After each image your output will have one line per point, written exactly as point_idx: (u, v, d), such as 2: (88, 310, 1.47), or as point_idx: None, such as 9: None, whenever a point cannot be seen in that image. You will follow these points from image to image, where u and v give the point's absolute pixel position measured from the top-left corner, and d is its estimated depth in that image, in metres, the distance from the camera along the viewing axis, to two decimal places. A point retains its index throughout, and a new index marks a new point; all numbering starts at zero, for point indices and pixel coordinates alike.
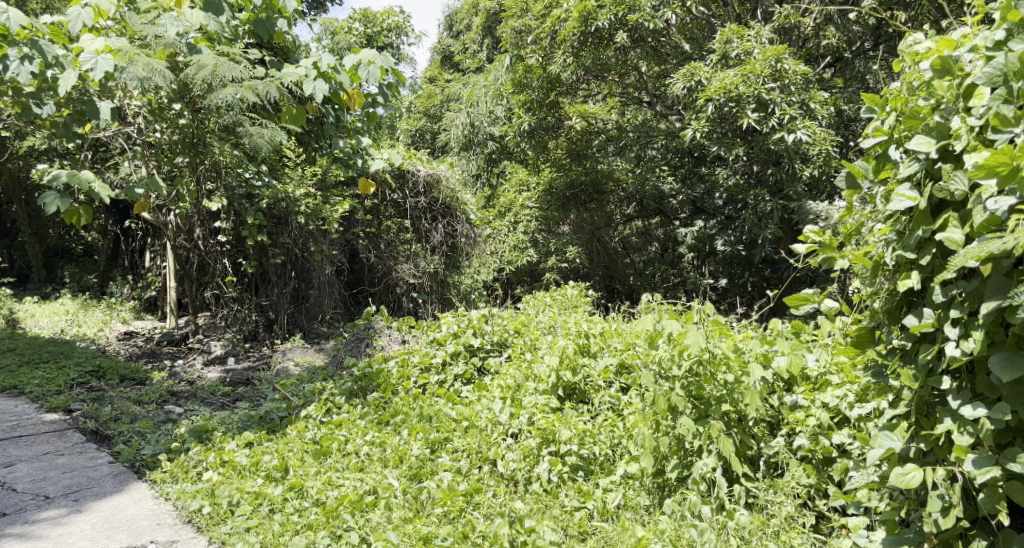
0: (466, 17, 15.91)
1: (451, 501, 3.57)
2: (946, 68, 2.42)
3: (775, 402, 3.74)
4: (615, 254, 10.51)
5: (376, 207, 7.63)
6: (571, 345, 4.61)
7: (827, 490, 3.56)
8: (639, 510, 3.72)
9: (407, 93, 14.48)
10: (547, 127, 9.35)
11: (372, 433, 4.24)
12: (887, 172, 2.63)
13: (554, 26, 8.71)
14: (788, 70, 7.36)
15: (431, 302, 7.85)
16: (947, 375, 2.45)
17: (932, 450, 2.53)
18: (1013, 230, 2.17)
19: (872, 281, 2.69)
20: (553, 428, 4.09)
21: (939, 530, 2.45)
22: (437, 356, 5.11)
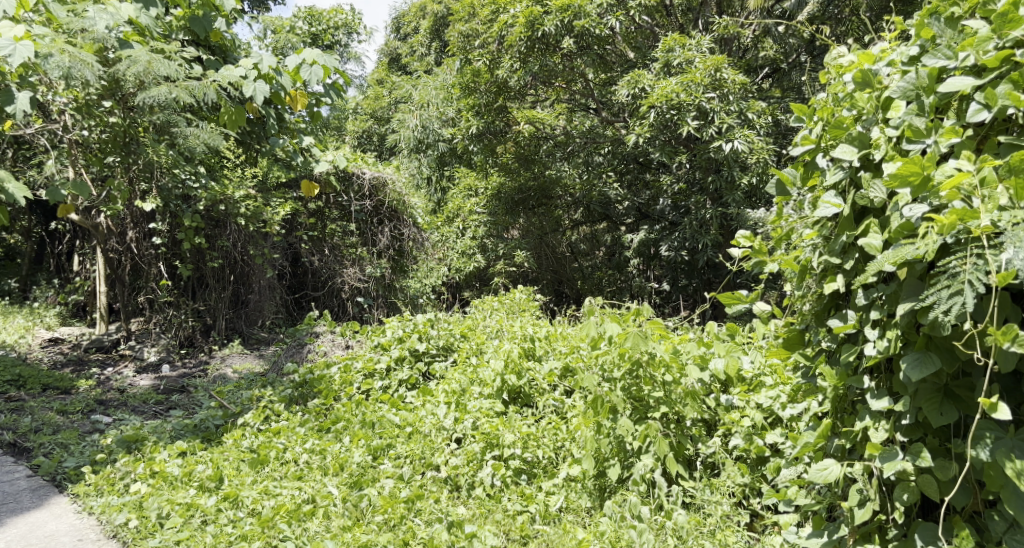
0: (414, 19, 15.90)
1: (392, 509, 3.55)
2: (866, 81, 2.52)
3: (711, 403, 3.85)
4: (563, 259, 10.59)
5: (320, 210, 7.54)
6: (515, 349, 4.66)
7: (761, 489, 3.65)
8: (580, 512, 3.75)
9: (353, 94, 14.37)
10: (494, 132, 9.41)
11: (311, 441, 4.20)
12: (814, 180, 2.72)
13: (501, 31, 8.75)
14: (727, 80, 7.54)
15: (377, 307, 7.78)
16: (868, 375, 2.54)
17: (854, 447, 2.63)
18: (925, 236, 2.25)
19: (801, 286, 2.80)
20: (497, 433, 4.11)
21: (858, 523, 2.58)
22: (381, 361, 5.11)
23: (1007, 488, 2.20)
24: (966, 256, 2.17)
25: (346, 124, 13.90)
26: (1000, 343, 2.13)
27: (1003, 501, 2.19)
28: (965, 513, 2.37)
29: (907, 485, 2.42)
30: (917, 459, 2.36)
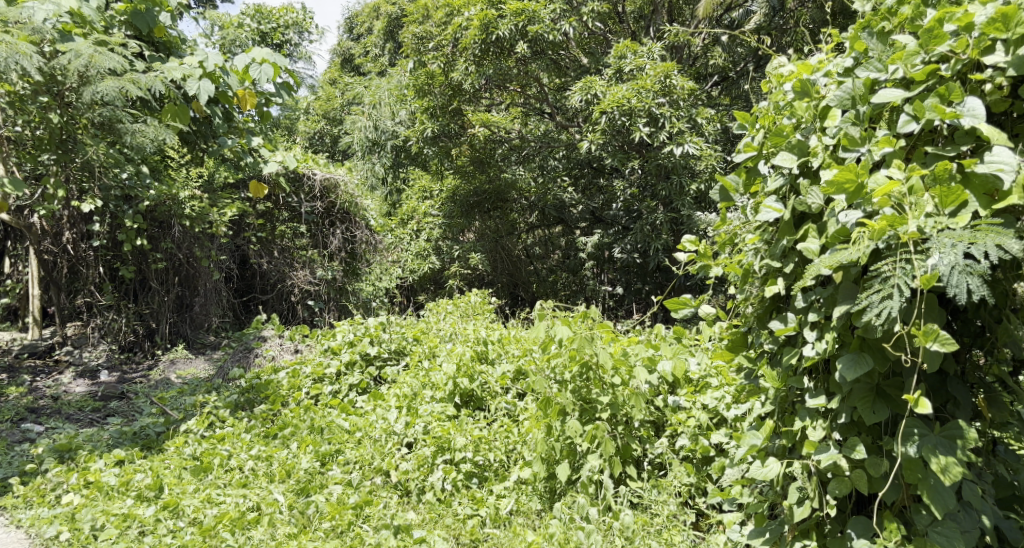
0: (368, 20, 15.76)
1: (340, 515, 3.52)
2: (805, 90, 2.58)
3: (659, 404, 3.92)
4: (518, 262, 10.60)
5: (269, 211, 7.44)
6: (468, 352, 4.68)
7: (706, 488, 3.72)
8: (530, 515, 3.75)
9: (305, 95, 14.17)
10: (449, 134, 9.38)
11: (257, 447, 4.13)
12: (756, 186, 2.78)
13: (455, 33, 8.76)
14: (676, 86, 7.69)
15: (328, 310, 7.68)
16: (807, 375, 2.61)
17: (794, 446, 2.70)
18: (857, 242, 2.31)
19: (743, 289, 2.86)
20: (448, 436, 4.10)
21: (796, 520, 2.65)
22: (331, 365, 5.07)
23: (928, 482, 2.27)
24: (896, 262, 2.23)
25: (298, 124, 13.69)
26: (924, 343, 2.19)
27: (926, 495, 2.27)
28: (895, 508, 2.44)
29: (841, 478, 2.48)
30: (851, 454, 2.42)
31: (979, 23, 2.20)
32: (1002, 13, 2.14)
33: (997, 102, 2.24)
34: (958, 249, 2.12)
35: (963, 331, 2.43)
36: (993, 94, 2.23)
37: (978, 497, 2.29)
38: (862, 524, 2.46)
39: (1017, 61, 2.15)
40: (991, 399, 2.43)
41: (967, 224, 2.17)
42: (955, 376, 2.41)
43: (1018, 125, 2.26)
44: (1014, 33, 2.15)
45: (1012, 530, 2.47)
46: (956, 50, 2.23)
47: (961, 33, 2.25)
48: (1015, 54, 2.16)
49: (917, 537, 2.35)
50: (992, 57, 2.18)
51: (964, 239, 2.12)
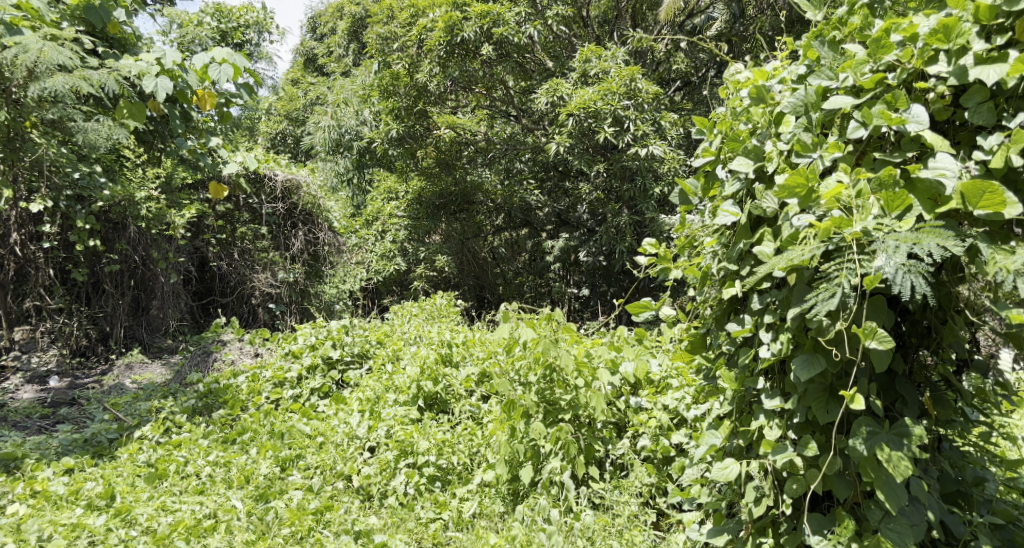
0: (331, 20, 15.61)
1: (299, 521, 3.49)
2: (761, 96, 2.61)
3: (621, 405, 3.95)
4: (485, 264, 10.60)
5: (229, 213, 7.34)
6: (432, 355, 4.67)
7: (666, 488, 3.76)
8: (493, 517, 3.74)
9: (266, 95, 13.97)
10: (414, 136, 9.33)
11: (215, 453, 4.08)
12: (714, 190, 2.81)
13: (420, 34, 8.72)
14: (641, 90, 7.75)
15: (290, 313, 7.58)
16: (763, 376, 2.64)
17: (751, 445, 2.73)
18: (807, 244, 2.35)
19: (702, 291, 2.89)
20: (411, 440, 4.10)
21: (753, 518, 2.68)
22: (292, 370, 5.02)
23: (881, 479, 2.30)
24: (845, 264, 2.27)
25: (259, 125, 13.49)
26: (864, 341, 2.24)
27: (880, 488, 2.30)
28: (847, 504, 2.49)
29: (796, 477, 2.51)
30: (804, 452, 2.45)
31: (923, 34, 2.28)
32: (944, 24, 2.22)
33: (940, 111, 2.30)
34: (903, 250, 2.16)
35: (911, 332, 2.48)
36: (937, 103, 2.29)
37: (925, 492, 2.34)
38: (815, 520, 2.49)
39: (959, 71, 2.23)
40: (936, 398, 2.49)
41: (911, 227, 2.22)
42: (903, 376, 2.46)
43: (961, 133, 2.32)
44: (955, 44, 2.23)
45: (957, 524, 2.53)
46: (902, 60, 2.30)
47: (906, 44, 2.31)
48: (957, 64, 2.23)
49: (868, 533, 2.38)
50: (936, 66, 2.26)
51: (908, 240, 2.17)
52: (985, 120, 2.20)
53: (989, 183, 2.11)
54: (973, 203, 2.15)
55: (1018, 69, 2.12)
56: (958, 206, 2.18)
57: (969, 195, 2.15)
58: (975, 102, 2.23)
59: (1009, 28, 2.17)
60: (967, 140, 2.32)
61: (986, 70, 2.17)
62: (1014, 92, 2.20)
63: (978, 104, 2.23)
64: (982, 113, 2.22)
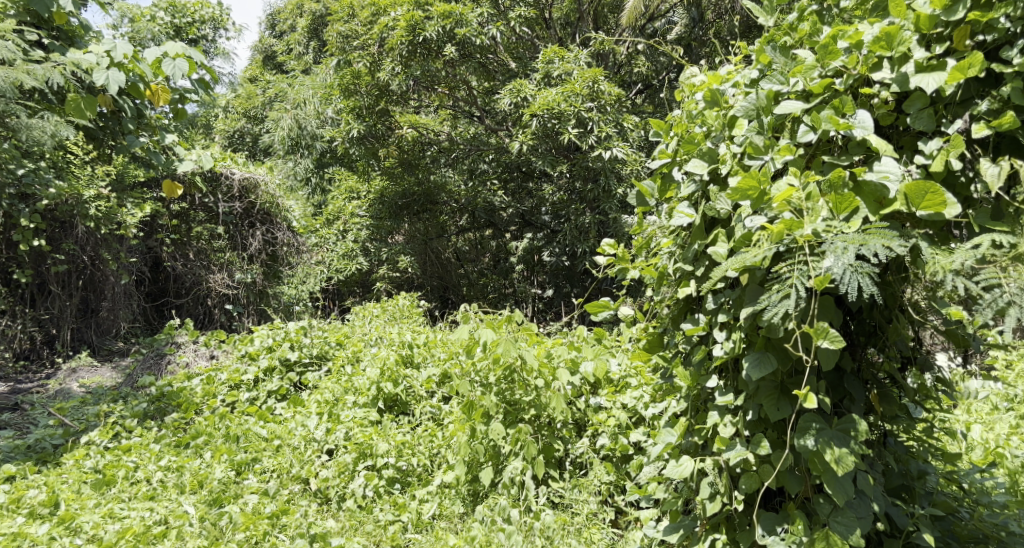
0: (291, 17, 15.41)
1: (254, 525, 3.43)
2: (715, 99, 2.64)
3: (581, 404, 3.97)
4: (449, 265, 10.55)
5: (184, 212, 7.18)
6: (392, 356, 4.64)
7: (625, 486, 3.78)
8: (453, 518, 3.73)
9: (223, 92, 13.74)
10: (376, 135, 9.25)
11: (167, 457, 4.00)
12: (670, 192, 2.83)
13: (381, 33, 8.66)
14: (604, 91, 7.79)
15: (246, 315, 7.46)
16: (717, 374, 2.67)
17: (705, 443, 2.76)
18: (759, 245, 2.38)
19: (659, 291, 2.91)
20: (370, 442, 4.08)
21: (707, 514, 2.71)
22: (248, 372, 4.94)
23: (829, 473, 2.34)
24: (796, 264, 2.30)
25: (215, 122, 13.24)
26: (814, 340, 2.26)
27: (828, 483, 2.34)
28: (797, 500, 2.51)
29: (749, 474, 2.54)
30: (757, 449, 2.48)
31: (867, 42, 2.34)
32: (887, 32, 2.27)
33: (884, 115, 2.35)
34: (850, 251, 2.19)
35: (859, 331, 2.52)
36: (881, 108, 2.34)
37: (871, 485, 2.39)
38: (766, 516, 2.52)
39: (901, 78, 2.28)
40: (883, 394, 2.55)
41: (858, 228, 2.25)
42: (851, 373, 2.50)
43: (904, 138, 2.37)
44: (897, 51, 2.28)
45: (901, 517, 2.59)
46: (848, 66, 2.35)
47: (852, 50, 2.37)
48: (899, 71, 2.29)
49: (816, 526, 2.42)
50: (880, 73, 2.31)
51: (856, 241, 2.20)
52: (926, 125, 2.26)
53: (930, 184, 2.17)
54: (916, 203, 2.21)
55: (956, 77, 2.18)
56: (902, 208, 2.23)
57: (912, 197, 2.21)
58: (917, 108, 2.29)
59: (947, 38, 2.25)
60: (910, 145, 2.37)
61: (926, 77, 2.23)
62: (952, 99, 2.27)
63: (919, 110, 2.29)
64: (923, 119, 2.27)
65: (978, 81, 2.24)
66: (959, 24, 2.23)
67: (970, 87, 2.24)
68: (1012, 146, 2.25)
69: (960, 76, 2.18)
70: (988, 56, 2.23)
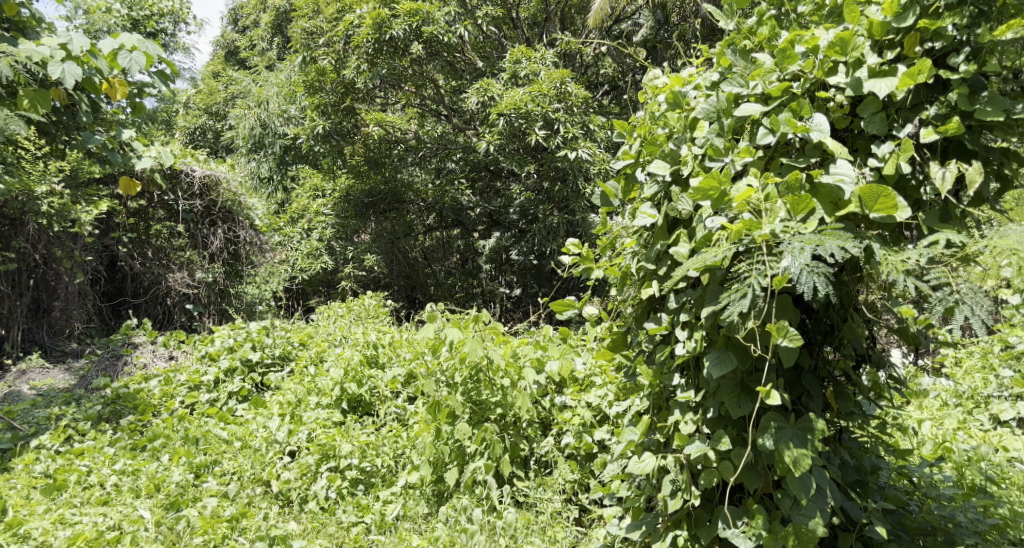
0: (254, 12, 15.20)
1: (212, 529, 3.37)
2: (677, 101, 2.65)
3: (547, 403, 3.97)
4: (416, 264, 10.49)
5: (143, 210, 7.04)
6: (357, 356, 4.60)
7: (589, 484, 3.77)
8: (417, 519, 3.69)
9: (184, 87, 13.53)
10: (342, 132, 9.15)
11: (122, 461, 3.91)
12: (633, 192, 2.83)
13: (347, 30, 8.59)
14: (571, 93, 7.83)
15: (208, 314, 7.32)
16: (679, 372, 2.69)
17: (667, 441, 2.77)
18: (720, 245, 2.39)
19: (622, 290, 2.91)
20: (333, 444, 4.03)
21: (669, 511, 2.71)
22: (208, 373, 4.84)
23: (787, 469, 2.36)
24: (755, 264, 2.31)
25: (175, 118, 13.03)
26: (775, 338, 2.28)
27: (787, 478, 2.36)
28: (758, 495, 2.54)
29: (710, 471, 2.55)
30: (718, 446, 2.49)
31: (823, 47, 2.35)
32: (841, 37, 2.30)
33: (839, 119, 2.38)
34: (807, 251, 2.20)
35: (816, 329, 2.54)
36: (836, 111, 2.37)
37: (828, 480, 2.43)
38: (725, 511, 2.53)
39: (855, 82, 2.31)
40: (838, 392, 2.57)
41: (814, 228, 2.27)
42: (808, 371, 2.52)
43: (858, 141, 2.40)
44: (851, 57, 2.31)
45: (856, 511, 2.63)
46: (805, 70, 2.38)
47: (808, 55, 2.39)
48: (853, 76, 2.32)
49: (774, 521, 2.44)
50: (835, 77, 2.34)
51: (812, 241, 2.21)
52: (879, 129, 2.29)
53: (883, 187, 2.20)
54: (870, 206, 2.24)
55: (907, 82, 2.22)
56: (856, 209, 2.26)
57: (865, 199, 2.24)
58: (870, 112, 2.31)
59: (898, 44, 2.29)
60: (864, 148, 2.40)
61: (878, 82, 2.26)
62: (903, 104, 2.31)
63: (872, 114, 2.31)
64: (876, 123, 2.30)
65: (927, 86, 2.30)
66: (909, 31, 2.27)
67: (920, 92, 2.29)
68: (958, 150, 2.31)
69: (910, 82, 2.22)
70: (936, 63, 2.30)
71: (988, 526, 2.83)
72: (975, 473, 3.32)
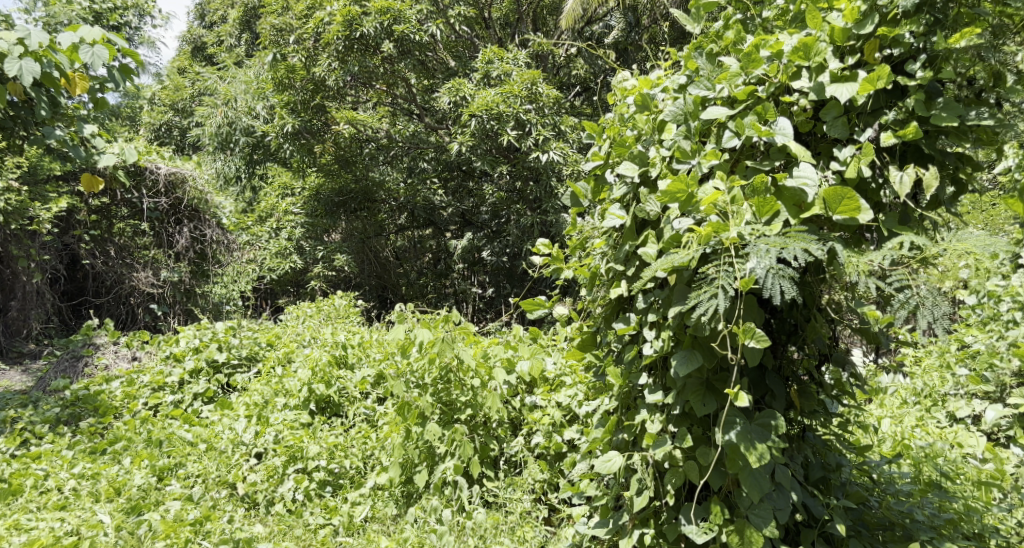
0: (221, 8, 15.01)
1: (175, 533, 3.29)
2: (645, 104, 2.65)
3: (517, 403, 3.96)
4: (388, 264, 10.44)
5: (106, 208, 6.89)
6: (325, 357, 4.55)
7: (558, 483, 3.76)
8: (386, 520, 3.65)
9: (149, 83, 13.32)
10: (312, 130, 9.03)
11: (81, 465, 3.84)
12: (603, 194, 2.82)
13: (317, 27, 8.50)
14: (542, 94, 7.84)
15: (173, 315, 7.21)
16: (647, 371, 2.68)
17: (635, 440, 2.76)
18: (688, 247, 2.37)
19: (591, 291, 2.90)
20: (300, 445, 3.99)
21: (636, 509, 2.70)
22: (173, 374, 4.76)
23: (744, 470, 2.39)
24: (722, 265, 2.31)
25: (140, 115, 12.82)
26: (741, 340, 2.29)
27: (742, 479, 2.39)
28: (720, 493, 2.53)
29: (675, 469, 2.55)
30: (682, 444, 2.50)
31: (787, 52, 2.38)
32: (804, 42, 2.32)
33: (802, 123, 2.39)
34: (772, 253, 2.21)
35: (780, 328, 2.56)
36: (800, 115, 2.37)
37: (789, 478, 2.45)
38: (687, 509, 2.54)
39: (818, 87, 2.33)
40: (802, 391, 2.58)
41: (779, 231, 2.28)
42: (772, 371, 2.53)
43: (821, 144, 2.42)
44: (814, 61, 2.33)
45: (817, 506, 2.65)
46: (769, 74, 2.39)
47: (773, 60, 2.41)
48: (816, 81, 2.34)
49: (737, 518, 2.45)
50: (799, 82, 2.36)
51: (777, 244, 2.22)
52: (841, 133, 2.31)
53: (846, 189, 2.22)
54: (833, 208, 2.26)
55: (868, 87, 2.25)
56: (820, 211, 2.28)
57: (829, 201, 2.26)
58: (832, 116, 2.33)
59: (859, 50, 2.32)
60: (827, 151, 2.42)
61: (840, 87, 2.29)
62: (864, 109, 2.33)
63: (834, 118, 2.33)
64: (838, 127, 2.32)
65: (887, 92, 2.32)
66: (869, 38, 2.31)
67: (880, 97, 2.31)
68: (916, 154, 2.34)
69: (870, 87, 2.24)
70: (894, 70, 2.32)
71: (944, 521, 2.87)
72: (932, 469, 3.30)
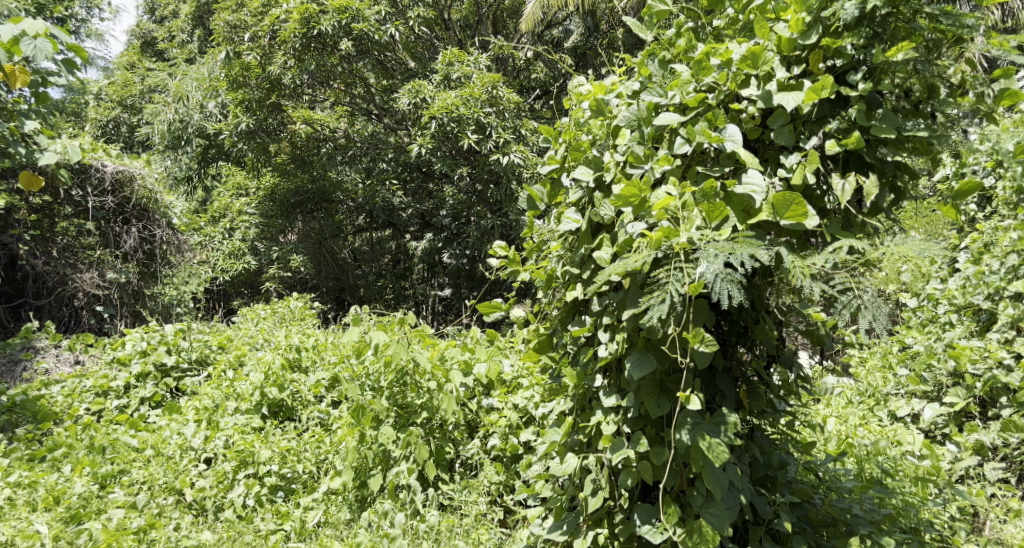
0: (172, 3, 14.69)
1: (117, 542, 3.20)
2: (600, 109, 2.64)
3: (473, 406, 3.92)
4: (345, 266, 10.31)
5: (48, 207, 6.55)
6: (278, 360, 4.43)
7: (514, 485, 3.74)
8: (338, 525, 3.57)
9: (96, 78, 12.98)
10: (267, 129, 8.83)
11: (19, 473, 3.67)
12: (559, 197, 2.79)
13: (273, 25, 8.37)
14: (502, 97, 7.84)
15: (120, 316, 7.06)
16: (601, 373, 2.67)
17: (590, 441, 2.74)
18: (640, 252, 2.36)
19: (547, 293, 2.88)
20: (251, 450, 3.89)
21: (590, 510, 2.69)
22: (119, 378, 4.63)
23: (706, 467, 2.36)
24: (672, 270, 2.30)
25: (87, 110, 12.49)
26: (691, 344, 2.29)
27: (705, 476, 2.36)
28: (672, 492, 2.52)
29: (630, 470, 2.54)
30: (635, 446, 2.48)
31: (736, 60, 2.38)
32: (752, 51, 2.32)
33: (750, 130, 2.39)
34: (720, 258, 2.20)
35: (730, 330, 2.55)
36: (748, 123, 2.38)
37: (739, 477, 2.45)
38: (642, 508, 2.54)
39: (765, 95, 2.34)
40: (751, 391, 2.59)
41: (728, 236, 2.28)
42: (723, 371, 2.54)
43: (769, 151, 2.42)
44: (761, 70, 2.34)
45: (763, 505, 2.66)
46: (719, 82, 2.39)
47: (722, 68, 2.41)
48: (763, 89, 2.35)
49: (691, 518, 2.43)
50: (747, 90, 2.36)
51: (725, 249, 2.22)
52: (787, 140, 2.31)
53: (794, 195, 2.23)
54: (781, 213, 2.26)
55: (811, 97, 2.25)
56: (768, 217, 2.29)
57: (777, 207, 2.26)
58: (779, 123, 2.34)
59: (805, 60, 2.34)
60: (774, 158, 2.42)
61: (786, 96, 2.29)
62: (809, 117, 2.34)
63: (781, 126, 2.34)
64: (784, 134, 2.32)
65: (831, 101, 2.34)
66: (814, 47, 2.32)
67: (824, 106, 2.33)
68: (858, 163, 2.36)
69: (814, 97, 2.25)
70: (837, 80, 2.35)
71: (882, 516, 2.93)
72: (873, 467, 3.33)
